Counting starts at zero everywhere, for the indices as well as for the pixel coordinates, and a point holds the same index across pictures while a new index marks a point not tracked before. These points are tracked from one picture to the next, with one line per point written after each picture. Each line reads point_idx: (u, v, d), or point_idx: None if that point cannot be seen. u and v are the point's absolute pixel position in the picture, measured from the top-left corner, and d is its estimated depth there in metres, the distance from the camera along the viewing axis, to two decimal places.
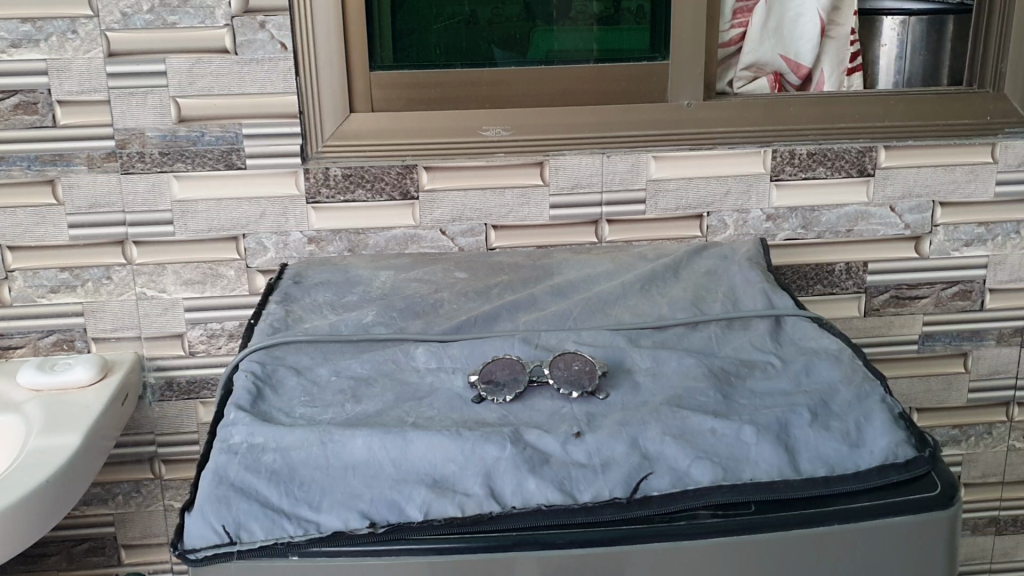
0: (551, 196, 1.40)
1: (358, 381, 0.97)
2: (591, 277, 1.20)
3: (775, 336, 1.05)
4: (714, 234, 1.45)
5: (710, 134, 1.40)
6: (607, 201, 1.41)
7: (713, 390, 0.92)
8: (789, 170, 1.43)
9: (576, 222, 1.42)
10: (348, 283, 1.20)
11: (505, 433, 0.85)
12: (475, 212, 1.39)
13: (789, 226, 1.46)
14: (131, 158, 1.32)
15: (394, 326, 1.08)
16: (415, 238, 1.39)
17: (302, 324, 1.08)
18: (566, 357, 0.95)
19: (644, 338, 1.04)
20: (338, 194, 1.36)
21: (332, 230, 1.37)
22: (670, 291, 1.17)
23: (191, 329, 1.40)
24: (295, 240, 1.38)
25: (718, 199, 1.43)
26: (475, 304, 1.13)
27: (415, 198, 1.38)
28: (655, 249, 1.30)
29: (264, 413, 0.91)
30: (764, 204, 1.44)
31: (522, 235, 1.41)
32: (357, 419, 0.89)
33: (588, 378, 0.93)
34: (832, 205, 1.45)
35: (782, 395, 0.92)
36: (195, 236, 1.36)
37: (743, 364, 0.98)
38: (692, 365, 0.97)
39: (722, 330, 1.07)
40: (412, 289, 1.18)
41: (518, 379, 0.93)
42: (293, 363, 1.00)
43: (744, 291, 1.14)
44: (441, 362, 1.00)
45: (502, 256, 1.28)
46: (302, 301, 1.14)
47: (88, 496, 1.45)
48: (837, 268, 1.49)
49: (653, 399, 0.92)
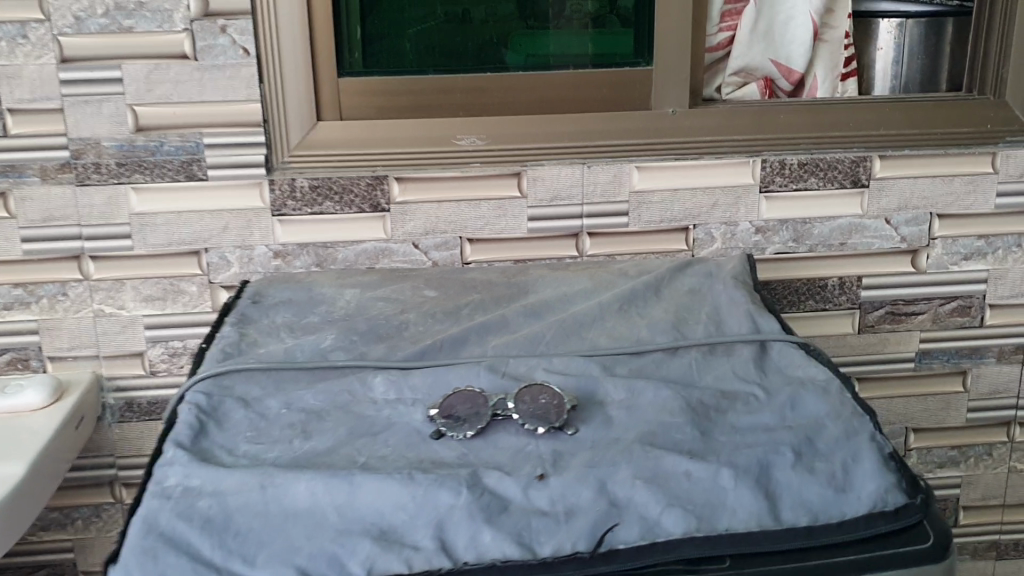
0: (529, 208, 1.33)
1: (309, 414, 0.91)
2: (568, 295, 1.13)
3: (759, 363, 0.98)
4: (700, 247, 1.38)
5: (696, 143, 1.33)
6: (588, 213, 1.34)
7: (690, 426, 0.86)
8: (779, 180, 1.36)
9: (556, 235, 1.35)
10: (311, 301, 1.14)
11: (461, 476, 0.79)
12: (449, 225, 1.33)
13: (780, 239, 1.39)
14: (86, 169, 1.25)
15: (355, 351, 1.01)
16: (386, 252, 1.33)
17: (256, 350, 1.02)
18: (531, 389, 0.89)
19: (620, 366, 0.98)
20: (305, 206, 1.30)
21: (299, 244, 1.31)
22: (650, 311, 1.10)
23: (151, 348, 1.34)
24: (260, 255, 1.31)
25: (704, 211, 1.36)
26: (443, 326, 1.07)
27: (386, 210, 1.31)
28: (637, 265, 1.23)
29: (204, 453, 0.85)
30: (753, 216, 1.38)
31: (499, 249, 1.35)
32: (303, 460, 0.83)
33: (555, 412, 0.87)
34: (824, 217, 1.39)
35: (765, 432, 0.86)
36: (154, 250, 1.30)
37: (724, 395, 0.92)
38: (669, 397, 0.91)
39: (704, 356, 1.00)
40: (378, 309, 1.11)
41: (479, 414, 0.87)
42: (242, 395, 0.94)
43: (729, 313, 1.08)
44: (401, 393, 0.93)
45: (476, 273, 1.21)
46: (259, 323, 1.08)
47: (46, 521, 1.39)
48: (830, 284, 1.42)
49: (625, 436, 0.85)
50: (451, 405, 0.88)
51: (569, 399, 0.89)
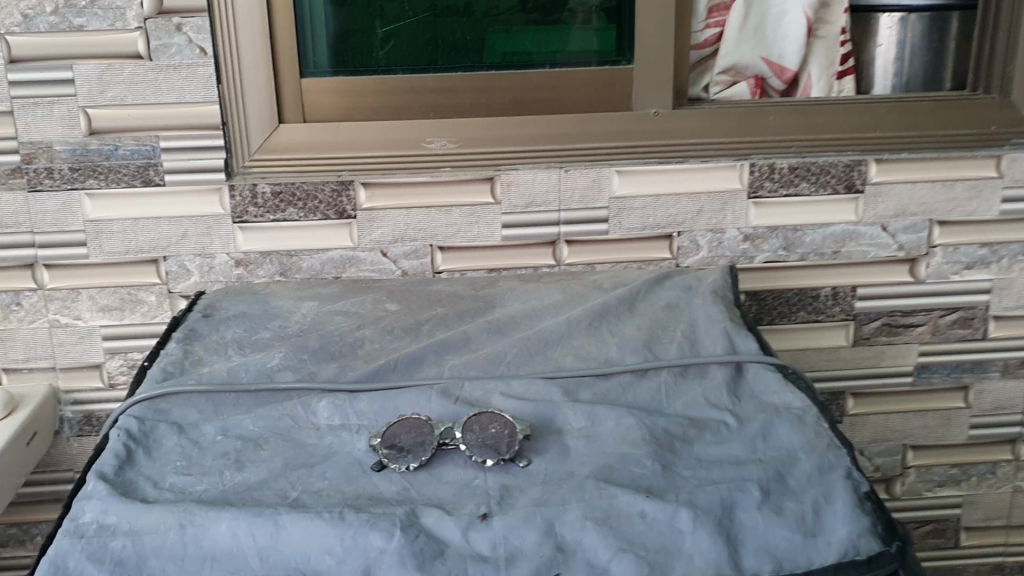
0: (503, 214, 1.27)
1: (246, 441, 0.84)
2: (535, 311, 1.06)
3: (733, 388, 0.92)
4: (685, 255, 1.31)
5: (680, 146, 1.26)
6: (565, 219, 1.27)
7: (652, 459, 0.80)
8: (769, 185, 1.29)
9: (532, 243, 1.28)
10: (265, 316, 1.08)
11: (397, 516, 0.73)
12: (419, 232, 1.26)
13: (769, 247, 1.32)
14: (38, 174, 1.20)
15: (303, 371, 0.95)
16: (353, 260, 1.27)
17: (199, 369, 0.96)
18: (482, 417, 0.82)
19: (582, 390, 0.91)
20: (267, 213, 1.24)
21: (261, 252, 1.25)
22: (622, 327, 1.04)
23: (110, 360, 1.28)
24: (221, 263, 1.26)
25: (689, 217, 1.30)
26: (400, 343, 1.00)
27: (352, 217, 1.25)
28: (613, 276, 1.16)
29: (128, 484, 0.78)
30: (741, 222, 1.31)
31: (473, 257, 1.28)
32: (231, 496, 0.77)
33: (506, 444, 0.80)
34: (816, 224, 1.32)
35: (732, 467, 0.79)
36: (111, 258, 1.24)
37: (691, 424, 0.86)
38: (632, 426, 0.84)
39: (675, 379, 0.93)
40: (334, 324, 1.05)
41: (425, 445, 0.80)
42: (178, 420, 0.87)
43: (705, 332, 1.01)
44: (346, 419, 0.87)
45: (442, 285, 1.15)
46: (206, 339, 1.02)
47: (4, 537, 1.34)
48: (823, 293, 1.36)
49: (580, 470, 0.79)
50: (395, 434, 0.81)
51: (523, 429, 0.82)
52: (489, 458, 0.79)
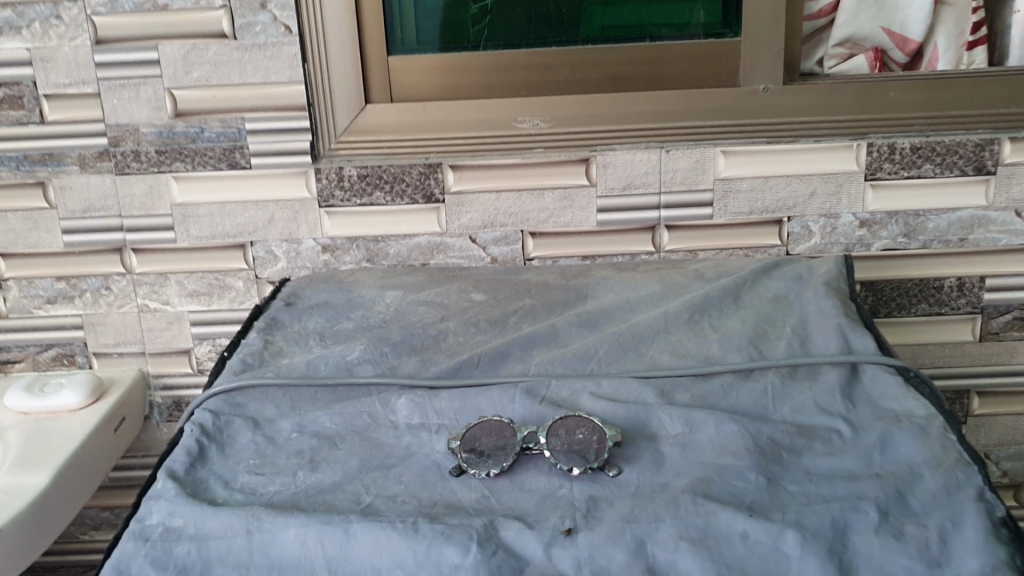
0: (599, 198, 1.20)
1: (321, 439, 0.80)
2: (630, 303, 0.99)
3: (848, 392, 0.83)
4: (795, 242, 1.23)
5: (791, 125, 1.17)
6: (666, 203, 1.20)
7: (755, 471, 0.72)
8: (888, 166, 1.19)
9: (630, 228, 1.21)
10: (348, 306, 1.04)
11: (474, 529, 0.67)
12: (510, 217, 1.21)
13: (888, 233, 1.22)
14: (125, 157, 1.18)
15: (384, 364, 0.91)
16: (441, 247, 1.23)
17: (278, 361, 0.92)
18: (569, 419, 0.76)
19: (680, 392, 0.84)
20: (354, 197, 1.20)
21: (348, 238, 1.22)
22: (725, 322, 0.96)
23: (198, 345, 1.27)
24: (308, 248, 1.23)
25: (800, 201, 1.21)
26: (486, 337, 0.95)
27: (440, 201, 1.20)
28: (716, 264, 1.08)
29: (197, 484, 0.75)
30: (857, 207, 1.21)
31: (567, 244, 1.22)
32: (302, 499, 0.72)
33: (594, 450, 0.74)
34: (940, 209, 1.21)
35: (845, 482, 0.71)
36: (198, 243, 1.22)
37: (800, 431, 0.78)
38: (733, 433, 0.77)
39: (782, 381, 0.85)
40: (417, 316, 1.01)
41: (507, 448, 0.75)
42: (253, 414, 0.84)
43: (816, 328, 0.93)
44: (425, 418, 0.82)
45: (533, 274, 1.10)
46: (287, 330, 0.99)
47: (97, 520, 1.35)
48: (947, 284, 1.25)
49: (675, 481, 0.72)
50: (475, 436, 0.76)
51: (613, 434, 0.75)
52: (576, 465, 0.73)
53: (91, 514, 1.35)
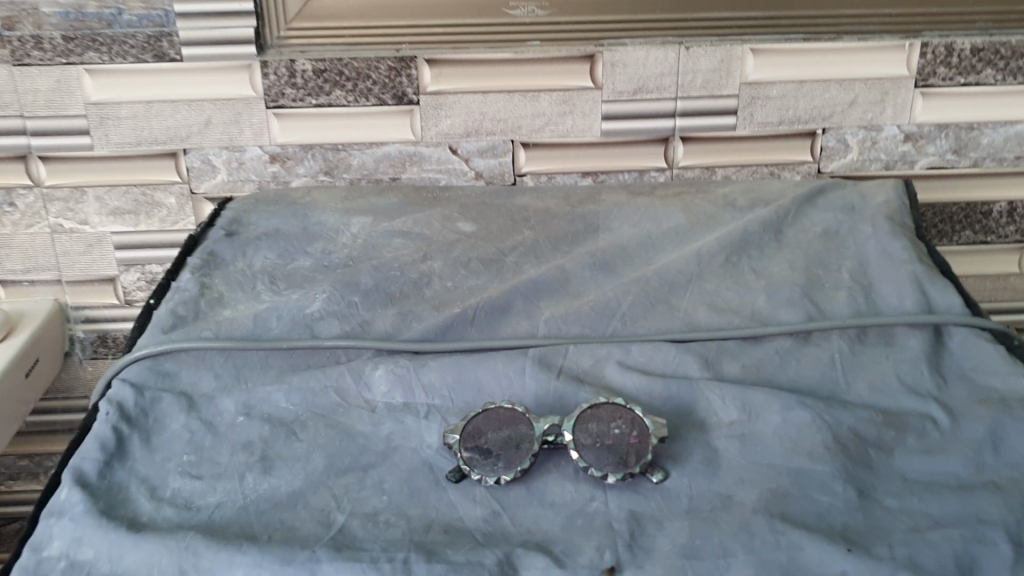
0: (605, 102, 1.01)
1: (276, 427, 0.62)
2: (652, 239, 0.82)
3: (935, 364, 0.67)
4: (829, 158, 1.05)
5: (834, 16, 0.99)
6: (682, 111, 1.02)
7: (841, 480, 0.56)
8: (942, 71, 1.01)
9: (639, 140, 1.03)
10: (305, 237, 0.85)
11: (486, 571, 0.50)
12: (497, 124, 1.02)
13: (935, 149, 1.05)
14: (24, 44, 0.95)
15: (353, 320, 0.73)
16: (415, 158, 1.04)
17: (219, 314, 0.73)
18: (599, 409, 0.60)
19: (727, 361, 0.67)
20: (309, 95, 1.00)
21: (301, 146, 1.02)
22: (769, 263, 0.79)
23: (125, 273, 1.08)
24: (253, 158, 1.03)
25: (838, 111, 1.03)
26: (479, 283, 0.78)
27: (414, 102, 1.01)
28: (747, 188, 0.91)
29: (113, 494, 0.57)
30: (902, 117, 1.04)
31: (564, 157, 1.04)
32: (253, 518, 0.55)
33: (636, 451, 0.57)
34: (998, 122, 1.04)
35: (956, 494, 0.55)
36: (120, 151, 1.01)
37: (886, 418, 0.61)
38: (805, 423, 0.60)
39: (851, 347, 0.69)
40: (392, 252, 0.83)
41: (519, 444, 0.58)
42: (186, 389, 0.66)
43: (882, 277, 0.76)
44: (410, 398, 0.64)
45: (529, 200, 0.92)
46: (228, 269, 0.80)
47: (15, 470, 1.17)
48: (995, 209, 1.09)
49: (740, 493, 0.56)
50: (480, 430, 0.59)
51: (657, 427, 0.58)
52: (609, 468, 0.57)
53: (6, 463, 1.16)
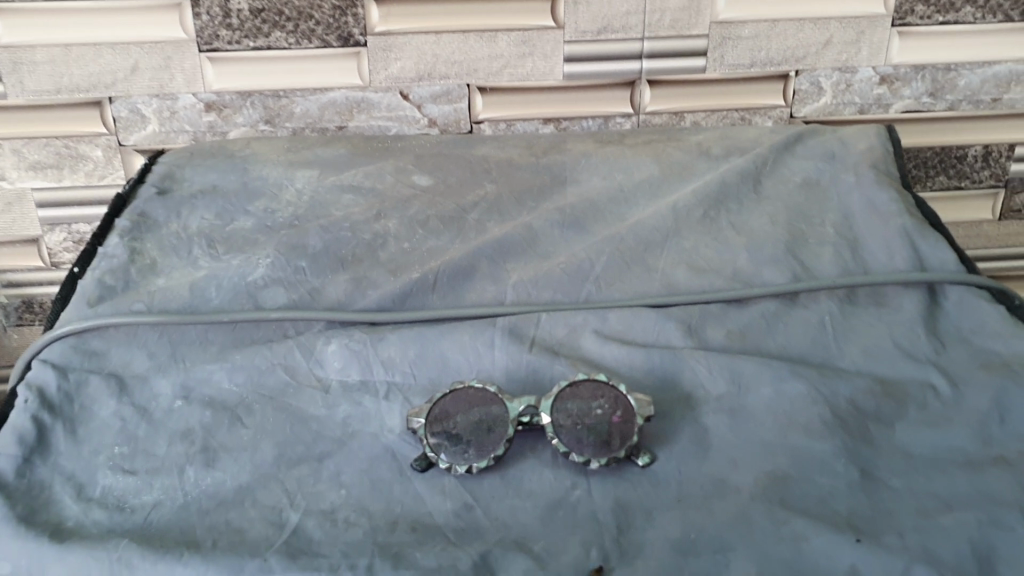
0: (566, 43, 0.95)
1: (219, 412, 0.56)
2: (624, 193, 0.77)
3: (931, 326, 0.62)
4: (802, 101, 1.00)
5: None
6: (650, 52, 0.96)
7: (843, 458, 0.51)
8: (920, 9, 0.96)
9: (603, 84, 0.97)
10: (245, 193, 0.78)
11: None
12: (451, 66, 0.95)
13: (911, 92, 1.01)
14: None
15: (301, 286, 0.67)
16: (363, 104, 0.96)
17: (152, 284, 0.66)
18: (579, 386, 0.54)
19: (710, 328, 0.62)
20: (246, 37, 0.92)
21: (239, 93, 0.94)
22: (748, 217, 0.74)
23: (49, 233, 0.99)
24: (187, 106, 0.95)
25: (812, 52, 0.97)
26: (438, 244, 0.72)
27: (361, 44, 0.93)
28: (721, 135, 0.87)
29: (35, 496, 0.50)
30: (878, 59, 0.98)
31: (523, 102, 0.98)
32: (195, 520, 0.49)
33: (621, 433, 0.52)
34: (976, 63, 0.99)
35: (964, 472, 0.51)
36: (37, 99, 0.92)
37: (884, 388, 0.57)
38: (800, 395, 0.55)
39: (841, 308, 0.64)
40: (342, 209, 0.76)
41: (493, 427, 0.53)
42: (117, 371, 0.59)
43: (869, 230, 0.71)
44: (368, 375, 0.59)
45: (489, 150, 0.86)
46: (161, 231, 0.73)
47: None
48: (971, 152, 1.05)
49: (734, 476, 0.51)
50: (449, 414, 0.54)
51: (643, 403, 0.53)
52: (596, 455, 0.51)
53: None
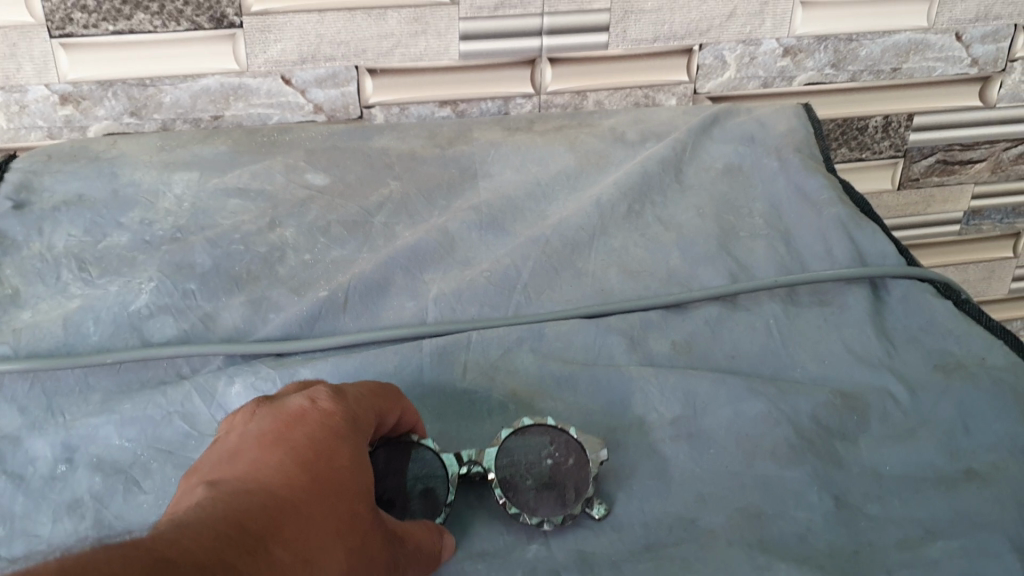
0: (461, 20, 0.88)
1: (110, 475, 0.48)
2: (541, 187, 0.72)
3: (880, 327, 0.59)
4: (706, 77, 0.97)
5: None
6: (549, 28, 0.90)
7: (815, 487, 0.48)
8: None
9: (501, 62, 0.91)
10: (117, 203, 0.69)
11: None
12: (337, 48, 0.87)
13: (814, 63, 0.98)
14: None
15: (194, 313, 0.59)
16: (241, 91, 0.88)
17: (17, 320, 0.58)
18: (527, 433, 0.49)
19: (654, 339, 0.58)
20: (104, 20, 0.81)
21: (98, 82, 0.84)
22: (675, 210, 0.70)
23: None
24: (38, 99, 0.84)
25: (716, 25, 0.93)
26: (344, 254, 0.65)
27: (235, 25, 0.84)
28: (634, 118, 0.83)
29: None
30: (782, 31, 0.95)
31: (417, 84, 0.91)
32: None
33: (575, 482, 0.46)
34: (877, 33, 0.97)
35: (939, 491, 0.48)
36: None
37: (844, 400, 0.53)
38: (760, 416, 0.52)
39: (785, 309, 0.61)
40: (231, 216, 0.68)
41: (429, 481, 0.46)
42: None
43: (800, 220, 0.68)
44: None
45: (389, 142, 0.79)
46: (22, 255, 0.64)
47: None
48: (872, 123, 1.04)
49: (705, 517, 0.46)
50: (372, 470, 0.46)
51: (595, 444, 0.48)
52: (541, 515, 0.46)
53: None
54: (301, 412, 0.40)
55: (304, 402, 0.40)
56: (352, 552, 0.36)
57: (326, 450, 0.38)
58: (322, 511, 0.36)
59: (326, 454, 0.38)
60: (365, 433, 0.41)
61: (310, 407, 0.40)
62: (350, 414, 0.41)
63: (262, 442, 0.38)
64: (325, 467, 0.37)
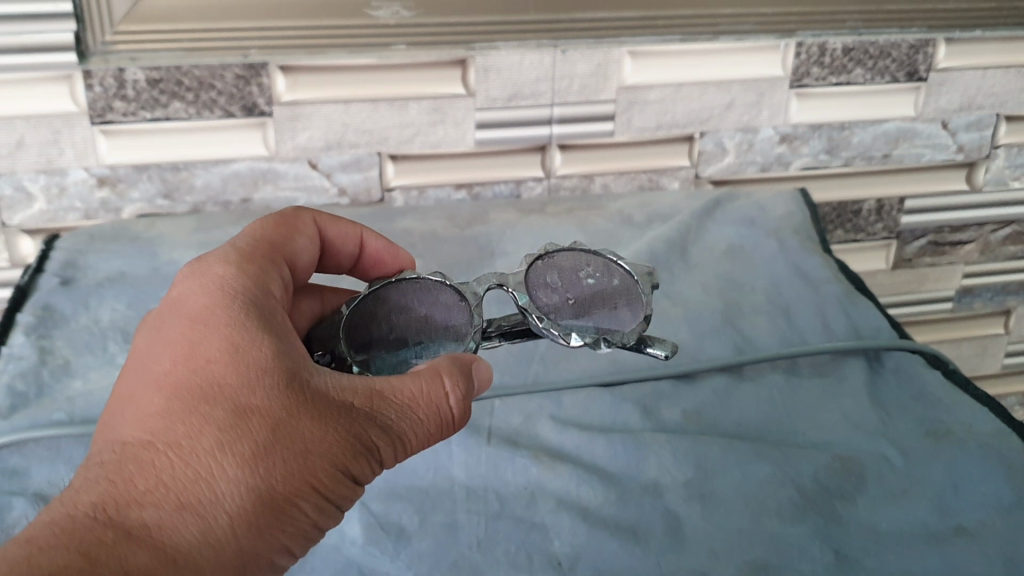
0: (477, 110, 0.94)
1: None
2: None
3: (875, 396, 0.63)
4: (706, 162, 1.02)
5: (710, 16, 0.93)
6: (559, 117, 0.96)
7: (819, 542, 0.51)
8: (816, 72, 0.99)
9: (514, 149, 0.97)
10: (157, 279, 0.74)
11: None
12: (362, 135, 0.93)
13: (808, 150, 1.04)
14: None
15: None
16: (269, 175, 0.93)
17: (69, 388, 0.62)
18: (557, 258, 0.59)
19: (665, 407, 0.62)
20: (142, 108, 0.86)
21: (134, 166, 0.89)
22: (682, 286, 0.75)
23: None
24: (78, 182, 0.89)
25: (715, 114, 0.99)
26: None
27: (266, 114, 0.89)
28: (640, 200, 0.88)
29: None
30: (778, 119, 1.01)
31: (434, 168, 0.96)
32: None
33: (615, 297, 0.57)
34: (867, 121, 1.03)
35: (933, 548, 0.51)
36: None
37: (843, 462, 0.57)
38: (765, 477, 0.56)
39: (787, 380, 0.65)
40: None
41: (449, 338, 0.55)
42: (42, 490, 0.54)
43: (799, 298, 0.73)
44: None
45: (410, 223, 0.84)
46: (71, 327, 0.68)
47: None
48: (865, 207, 1.09)
49: (717, 570, 0.50)
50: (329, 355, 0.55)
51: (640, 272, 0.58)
52: (624, 328, 0.55)
53: None
54: (175, 319, 0.45)
55: (180, 305, 0.46)
56: (260, 431, 0.41)
57: (193, 349, 0.43)
58: (204, 420, 0.41)
59: (195, 354, 0.43)
60: (252, 308, 0.46)
61: (184, 309, 0.46)
62: (224, 300, 0.46)
63: (146, 362, 0.44)
64: (197, 371, 0.42)
